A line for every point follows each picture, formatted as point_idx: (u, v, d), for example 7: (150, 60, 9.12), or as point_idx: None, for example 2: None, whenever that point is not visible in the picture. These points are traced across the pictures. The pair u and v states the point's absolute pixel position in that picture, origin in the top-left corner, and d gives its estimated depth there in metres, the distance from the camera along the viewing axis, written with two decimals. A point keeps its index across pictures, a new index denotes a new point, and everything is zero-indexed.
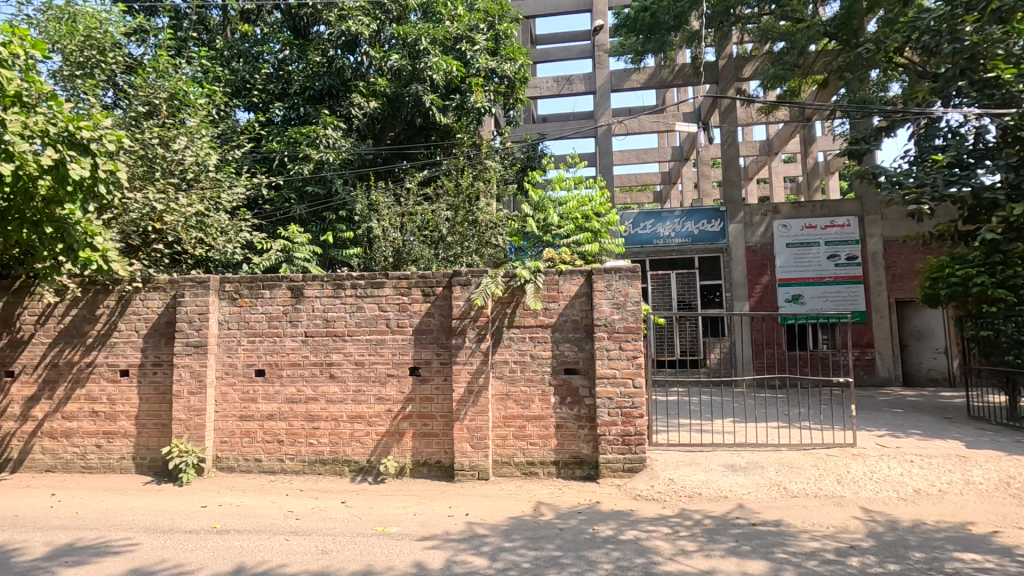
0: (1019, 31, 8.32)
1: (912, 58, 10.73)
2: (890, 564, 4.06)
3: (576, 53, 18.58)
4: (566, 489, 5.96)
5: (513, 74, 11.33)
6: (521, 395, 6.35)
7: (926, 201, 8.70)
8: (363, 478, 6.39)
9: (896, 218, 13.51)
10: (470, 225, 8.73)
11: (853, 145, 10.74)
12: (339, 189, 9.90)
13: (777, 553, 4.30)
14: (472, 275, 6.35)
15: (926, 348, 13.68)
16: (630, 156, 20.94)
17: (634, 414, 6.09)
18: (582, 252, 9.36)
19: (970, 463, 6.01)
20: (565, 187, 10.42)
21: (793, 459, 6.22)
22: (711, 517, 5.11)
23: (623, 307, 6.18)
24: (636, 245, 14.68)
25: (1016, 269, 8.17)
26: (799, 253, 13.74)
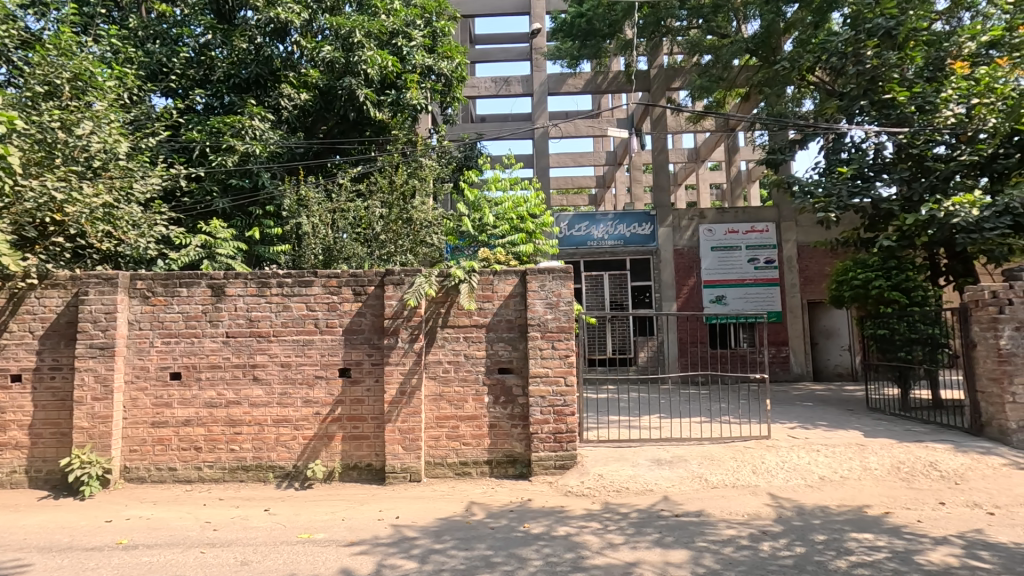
0: (911, 58, 9.19)
1: (823, 77, 11.57)
2: (797, 547, 4.36)
3: (514, 54, 18.70)
4: (498, 488, 5.99)
5: (450, 73, 11.23)
6: (454, 396, 6.32)
7: (833, 210, 9.49)
8: (290, 485, 6.15)
9: (808, 225, 14.53)
10: (405, 223, 8.56)
11: (771, 156, 11.46)
12: (266, 183, 9.47)
13: (698, 541, 4.52)
14: (405, 274, 6.25)
15: (833, 346, 14.81)
16: (566, 159, 21.33)
17: (565, 411, 6.21)
18: (516, 252, 9.47)
19: (868, 450, 6.56)
20: (501, 187, 10.49)
21: (714, 452, 6.55)
22: (638, 510, 5.29)
23: (556, 307, 6.29)
24: (571, 246, 14.95)
25: (909, 273, 8.95)
26: (723, 257, 14.52)
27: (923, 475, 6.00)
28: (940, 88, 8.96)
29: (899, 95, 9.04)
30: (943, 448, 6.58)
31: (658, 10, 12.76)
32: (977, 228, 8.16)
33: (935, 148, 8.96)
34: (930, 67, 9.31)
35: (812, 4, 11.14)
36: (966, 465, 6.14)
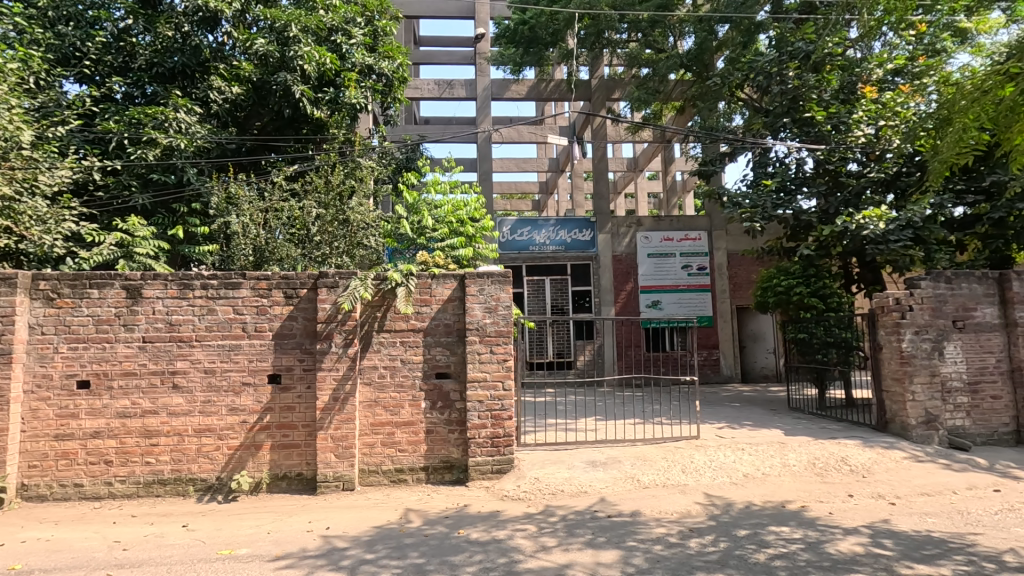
0: (827, 82, 9.97)
1: (750, 94, 12.20)
2: (720, 542, 4.55)
3: (458, 58, 18.64)
4: (434, 494, 5.91)
5: (391, 73, 11.02)
6: (390, 401, 6.19)
7: (758, 220, 10.07)
8: (212, 498, 5.82)
9: (737, 234, 15.30)
10: (341, 225, 8.29)
11: (703, 168, 12.00)
12: (193, 179, 8.98)
13: (629, 541, 4.63)
14: (340, 277, 6.08)
15: (760, 348, 15.61)
16: (509, 164, 21.46)
17: (503, 416, 6.23)
18: (456, 256, 9.44)
19: (788, 448, 6.95)
20: (441, 190, 10.42)
21: (647, 453, 6.74)
22: (573, 512, 5.37)
23: (495, 311, 6.31)
24: (512, 251, 15.01)
25: (825, 281, 9.54)
26: (658, 263, 15.05)
27: (835, 470, 6.43)
28: (852, 109, 9.67)
29: (817, 115, 9.76)
30: (853, 444, 7.06)
31: (599, 21, 12.92)
32: (884, 240, 8.81)
33: (848, 165, 9.67)
34: (844, 90, 10.02)
35: (742, 25, 11.72)
36: (873, 459, 6.62)
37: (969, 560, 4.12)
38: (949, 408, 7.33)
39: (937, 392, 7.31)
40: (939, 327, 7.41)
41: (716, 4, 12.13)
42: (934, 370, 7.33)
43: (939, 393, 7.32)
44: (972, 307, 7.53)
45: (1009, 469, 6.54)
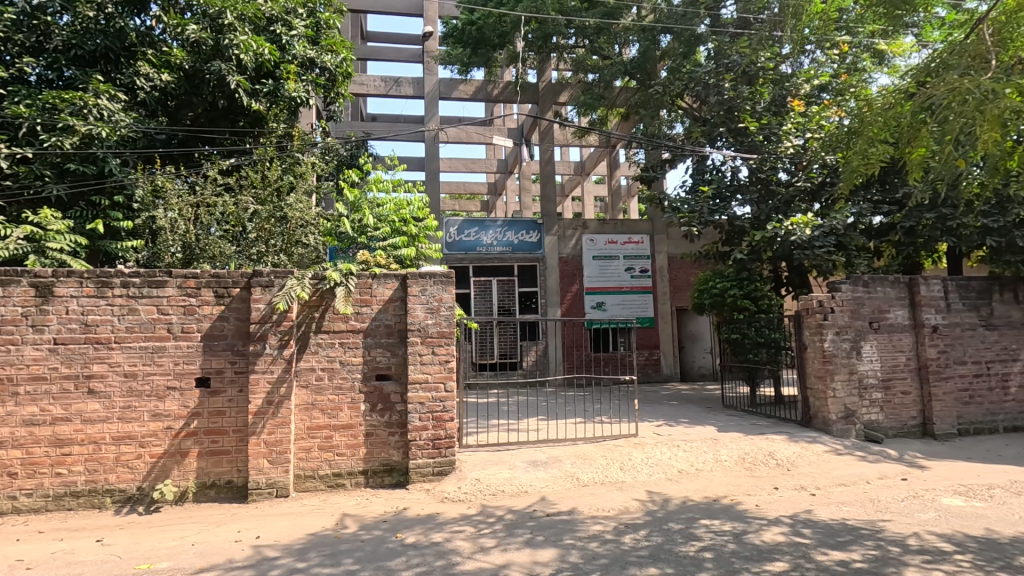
0: (760, 95, 10.53)
1: (690, 104, 12.64)
2: (654, 537, 4.68)
3: (407, 55, 18.39)
4: (373, 498, 5.78)
5: (335, 67, 10.72)
6: (328, 404, 6.01)
7: (695, 224, 10.51)
8: (131, 510, 5.48)
9: (677, 238, 15.86)
10: (279, 222, 7.90)
11: (644, 173, 12.36)
12: (115, 170, 8.43)
13: (566, 539, 4.69)
14: (275, 276, 5.86)
15: (698, 348, 16.20)
16: (457, 164, 21.35)
17: (445, 417, 6.19)
18: (398, 256, 9.31)
19: (720, 443, 7.23)
20: (383, 188, 10.27)
21: (587, 452, 6.86)
22: (512, 512, 5.38)
23: (437, 312, 6.27)
24: (459, 251, 14.90)
25: (757, 284, 10.00)
26: (603, 265, 15.37)
27: (763, 464, 6.75)
28: (782, 121, 10.26)
29: (750, 125, 10.32)
30: (780, 439, 7.44)
31: (546, 26, 13.07)
32: (810, 246, 9.34)
33: (779, 174, 10.18)
34: (775, 103, 10.58)
35: (683, 36, 12.12)
36: (797, 453, 7.00)
37: (877, 544, 4.41)
38: (866, 403, 7.85)
39: (855, 389, 7.81)
40: (857, 328, 7.91)
41: (659, 14, 12.49)
42: (852, 368, 7.83)
43: (857, 390, 7.82)
44: (886, 309, 8.09)
45: (915, 459, 7.07)
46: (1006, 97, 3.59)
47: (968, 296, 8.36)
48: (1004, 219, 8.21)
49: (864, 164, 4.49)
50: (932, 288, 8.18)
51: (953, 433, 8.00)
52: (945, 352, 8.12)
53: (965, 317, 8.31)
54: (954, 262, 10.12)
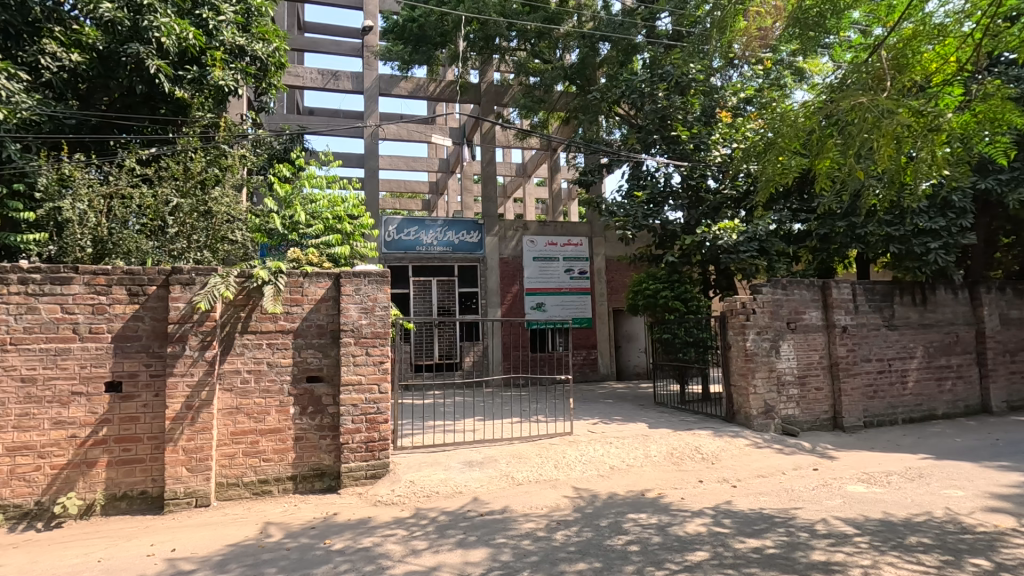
0: (691, 105, 11.01)
1: (626, 111, 13.03)
2: (584, 532, 4.79)
3: (346, 48, 17.91)
4: (302, 505, 5.58)
5: (266, 57, 10.25)
6: (253, 408, 5.75)
7: (630, 227, 10.87)
8: (28, 526, 5.03)
9: (614, 241, 16.29)
10: (202, 217, 7.72)
11: (583, 177, 12.62)
12: (15, 156, 7.70)
13: (498, 538, 4.71)
14: (197, 273, 5.55)
15: (633, 348, 16.72)
16: (398, 162, 21.01)
17: (379, 419, 6.07)
18: (332, 254, 9.04)
19: (651, 440, 7.49)
20: (317, 185, 9.98)
21: (523, 451, 6.92)
22: (446, 513, 5.35)
23: (371, 312, 6.13)
24: (399, 251, 14.63)
25: (687, 286, 10.43)
26: (542, 266, 15.56)
27: (689, 458, 7.05)
28: (711, 131, 10.78)
29: (682, 134, 10.79)
30: (706, 434, 7.80)
31: (487, 28, 13.10)
32: (735, 251, 9.86)
33: (707, 181, 10.70)
34: (705, 113, 11.11)
35: (620, 45, 12.48)
36: (721, 447, 7.35)
37: (788, 531, 4.70)
38: (783, 399, 8.36)
39: (774, 385, 8.30)
40: (776, 328, 8.41)
41: (598, 22, 12.81)
42: (771, 366, 8.32)
43: (775, 386, 8.31)
44: (802, 310, 8.63)
45: (826, 451, 7.60)
46: (899, 115, 3.90)
47: (873, 299, 9.08)
48: (904, 228, 8.97)
49: (778, 170, 4.80)
50: (842, 292, 8.82)
51: (859, 426, 8.66)
52: (853, 350, 8.78)
53: (870, 318, 9.01)
54: (862, 267, 10.95)
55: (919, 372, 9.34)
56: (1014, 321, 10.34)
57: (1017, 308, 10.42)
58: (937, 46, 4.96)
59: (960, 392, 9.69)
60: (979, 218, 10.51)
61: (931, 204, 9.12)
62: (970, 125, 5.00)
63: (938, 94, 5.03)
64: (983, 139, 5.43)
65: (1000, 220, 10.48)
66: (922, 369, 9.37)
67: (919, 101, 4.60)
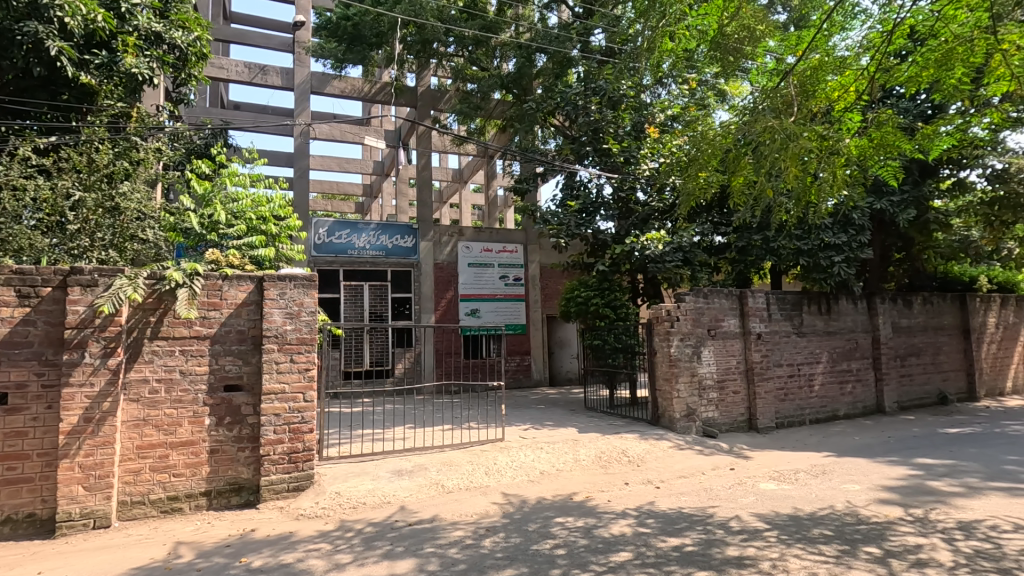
0: (622, 119, 11.42)
1: (561, 122, 13.34)
2: (512, 538, 4.81)
3: (276, 43, 17.23)
4: (216, 522, 5.25)
5: (187, 46, 9.66)
6: (163, 419, 5.36)
7: (564, 236, 11.10)
8: None
9: (548, 248, 16.56)
10: (109, 213, 7.10)
11: (518, 185, 12.77)
12: None
13: (426, 547, 4.63)
14: (100, 274, 5.12)
15: (565, 354, 17.01)
16: (330, 163, 20.38)
17: (303, 429, 5.83)
18: (255, 256, 8.62)
19: (580, 444, 7.65)
20: (240, 183, 9.51)
21: (454, 458, 6.87)
22: (372, 524, 5.21)
23: (297, 317, 5.89)
24: (329, 253, 14.13)
25: (617, 294, 10.74)
26: (477, 273, 15.57)
27: (616, 461, 7.25)
28: (640, 145, 11.25)
29: (614, 147, 11.22)
30: (632, 437, 8.05)
31: (424, 32, 12.95)
32: (662, 260, 10.30)
33: (637, 194, 11.13)
34: (635, 128, 11.56)
35: (556, 58, 12.74)
36: (646, 450, 7.62)
37: (706, 529, 4.94)
38: (704, 402, 8.79)
39: (695, 390, 8.71)
40: (698, 334, 8.83)
41: (535, 34, 13.03)
42: (693, 370, 8.73)
43: (697, 390, 8.73)
44: (721, 318, 9.13)
45: (742, 451, 8.05)
46: (803, 139, 4.22)
47: (784, 308, 9.74)
48: (811, 242, 9.74)
49: (698, 184, 5.08)
50: (757, 301, 9.41)
51: (772, 427, 9.25)
52: (766, 356, 9.38)
53: (782, 326, 9.66)
54: (775, 278, 11.73)
55: (824, 376, 10.10)
56: (904, 329, 11.42)
57: (907, 317, 11.52)
58: (839, 77, 5.41)
59: (859, 394, 10.58)
60: (875, 235, 11.56)
61: (834, 221, 9.94)
62: (867, 150, 5.49)
63: (839, 120, 5.51)
64: (877, 162, 5.99)
65: (892, 237, 11.57)
66: (827, 373, 10.14)
67: (821, 126, 5.00)
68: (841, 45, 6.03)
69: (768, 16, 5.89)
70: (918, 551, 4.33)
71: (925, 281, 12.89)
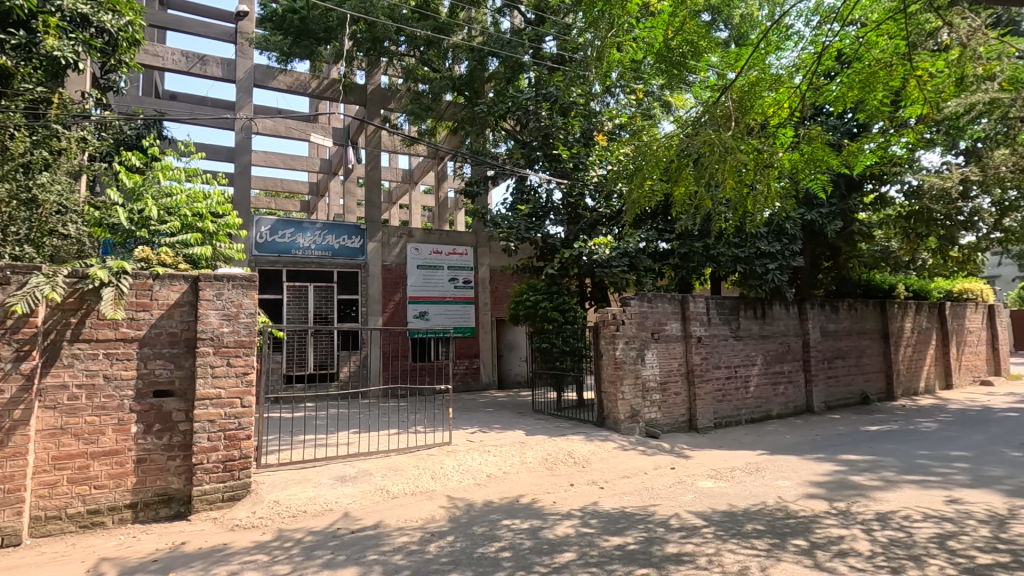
0: (572, 125, 11.62)
1: (512, 126, 13.44)
2: (459, 542, 4.78)
3: (216, 32, 16.49)
4: (142, 535, 4.95)
5: (117, 30, 9.08)
6: (83, 428, 5.00)
7: (514, 239, 11.19)
8: None
9: (498, 251, 16.61)
10: (25, 205, 6.81)
11: (469, 188, 12.75)
12: None
13: (369, 555, 4.53)
14: (13, 271, 4.75)
15: (514, 357, 17.09)
16: (274, 159, 19.68)
17: (239, 436, 5.59)
18: (190, 255, 8.21)
19: (527, 447, 7.70)
20: (175, 177, 9.03)
21: (399, 463, 6.76)
22: (313, 533, 5.05)
23: (235, 319, 5.64)
24: (271, 253, 13.64)
25: (565, 297, 10.88)
26: (426, 275, 15.41)
27: (562, 463, 7.35)
28: (589, 152, 11.50)
29: (563, 153, 11.45)
30: (578, 439, 8.18)
31: (375, 30, 12.77)
32: (609, 265, 10.53)
33: (585, 200, 11.35)
34: (584, 135, 11.80)
35: (508, 62, 12.83)
36: (592, 451, 7.76)
37: (647, 527, 5.08)
38: (648, 403, 9.04)
39: (639, 391, 8.95)
40: (642, 338, 9.08)
41: (488, 38, 13.11)
42: (638, 373, 8.96)
43: (641, 392, 8.98)
44: (665, 322, 9.43)
45: (682, 450, 8.33)
46: (739, 153, 4.45)
47: (723, 312, 10.17)
48: (748, 250, 10.20)
49: (643, 192, 5.23)
50: (698, 306, 9.78)
51: (710, 426, 9.63)
52: (706, 358, 9.77)
53: (720, 329, 10.08)
54: (715, 284, 12.22)
55: (759, 377, 10.61)
56: (831, 333, 12.15)
57: (834, 322, 12.27)
58: (775, 94, 5.73)
59: (791, 395, 11.17)
60: (806, 244, 12.25)
61: (769, 230, 10.48)
62: (798, 163, 5.84)
63: (773, 133, 5.84)
64: (808, 175, 6.36)
65: (822, 247, 12.30)
66: (762, 374, 10.65)
67: (757, 140, 5.28)
68: (776, 63, 6.38)
69: (711, 33, 6.15)
70: (840, 542, 4.61)
71: (850, 288, 13.77)
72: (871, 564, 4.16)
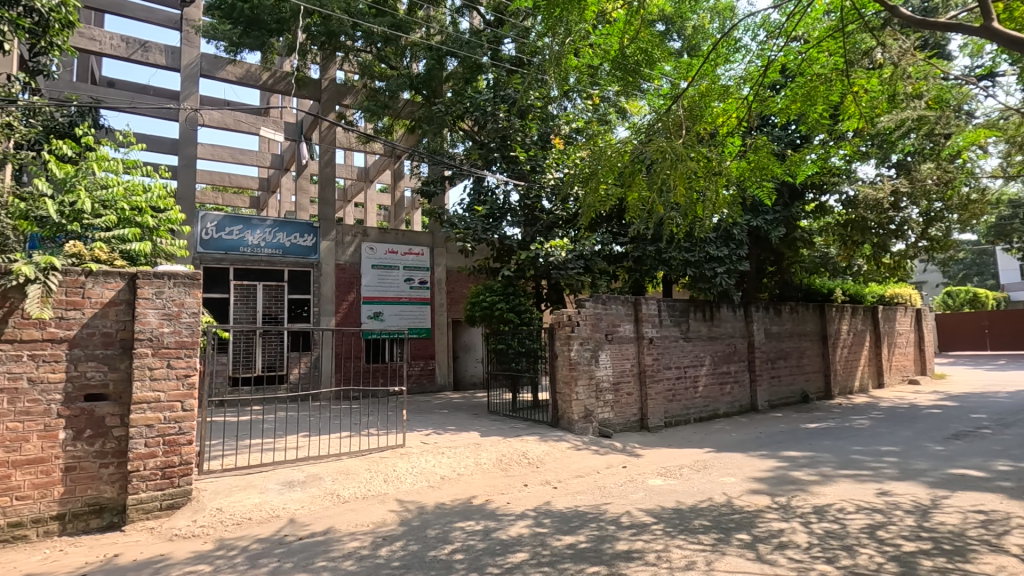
0: (530, 128, 11.68)
1: (470, 126, 13.41)
2: (411, 545, 4.72)
3: (159, 17, 15.71)
4: (70, 548, 4.65)
5: (48, 10, 8.50)
6: (3, 435, 4.65)
7: (471, 240, 11.16)
8: None
9: (455, 252, 16.52)
10: None
11: (425, 187, 12.63)
12: None
13: (317, 562, 4.41)
14: None
15: (470, 358, 17.04)
16: (222, 152, 18.92)
17: (180, 441, 5.33)
18: (127, 251, 7.79)
19: (481, 448, 7.68)
20: (111, 169, 8.54)
21: (350, 467, 6.61)
22: (259, 540, 4.87)
23: (176, 319, 5.39)
24: (217, 250, 13.10)
25: (522, 299, 10.91)
26: (381, 274, 15.16)
27: (517, 464, 7.37)
28: (546, 155, 11.61)
29: (520, 155, 11.52)
30: (532, 440, 8.22)
31: (330, 23, 12.47)
32: (565, 267, 10.62)
33: (542, 202, 11.44)
34: (541, 138, 11.91)
35: (466, 63, 12.79)
36: (546, 451, 7.81)
37: (599, 525, 5.16)
38: (601, 403, 9.19)
39: (593, 392, 9.09)
40: (596, 339, 9.23)
41: (446, 37, 13.05)
42: (591, 373, 9.10)
43: (594, 392, 9.12)
44: (618, 323, 9.60)
45: (634, 449, 8.51)
46: (689, 160, 4.60)
47: (674, 314, 10.46)
48: (698, 254, 10.51)
49: (598, 196, 5.32)
50: (650, 308, 10.03)
51: (661, 425, 9.88)
52: (657, 359, 10.02)
53: (671, 331, 10.36)
54: (666, 286, 12.53)
55: (708, 377, 10.96)
56: (774, 335, 12.69)
57: (778, 324, 12.82)
58: (723, 104, 5.94)
59: (737, 394, 11.60)
60: (752, 250, 12.76)
61: (718, 236, 10.86)
62: (745, 171, 6.08)
63: (722, 143, 6.05)
64: (754, 182, 6.61)
65: (767, 252, 12.82)
66: (710, 375, 11.01)
67: (706, 148, 5.45)
68: (726, 74, 6.62)
69: (665, 42, 6.31)
70: (781, 535, 4.81)
71: (793, 291, 14.42)
72: (809, 554, 4.36)
